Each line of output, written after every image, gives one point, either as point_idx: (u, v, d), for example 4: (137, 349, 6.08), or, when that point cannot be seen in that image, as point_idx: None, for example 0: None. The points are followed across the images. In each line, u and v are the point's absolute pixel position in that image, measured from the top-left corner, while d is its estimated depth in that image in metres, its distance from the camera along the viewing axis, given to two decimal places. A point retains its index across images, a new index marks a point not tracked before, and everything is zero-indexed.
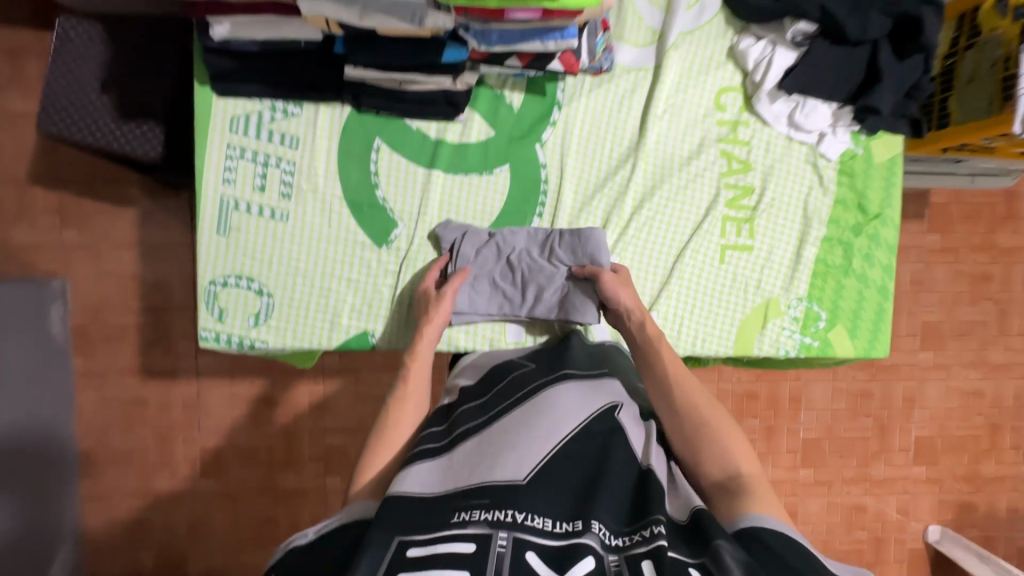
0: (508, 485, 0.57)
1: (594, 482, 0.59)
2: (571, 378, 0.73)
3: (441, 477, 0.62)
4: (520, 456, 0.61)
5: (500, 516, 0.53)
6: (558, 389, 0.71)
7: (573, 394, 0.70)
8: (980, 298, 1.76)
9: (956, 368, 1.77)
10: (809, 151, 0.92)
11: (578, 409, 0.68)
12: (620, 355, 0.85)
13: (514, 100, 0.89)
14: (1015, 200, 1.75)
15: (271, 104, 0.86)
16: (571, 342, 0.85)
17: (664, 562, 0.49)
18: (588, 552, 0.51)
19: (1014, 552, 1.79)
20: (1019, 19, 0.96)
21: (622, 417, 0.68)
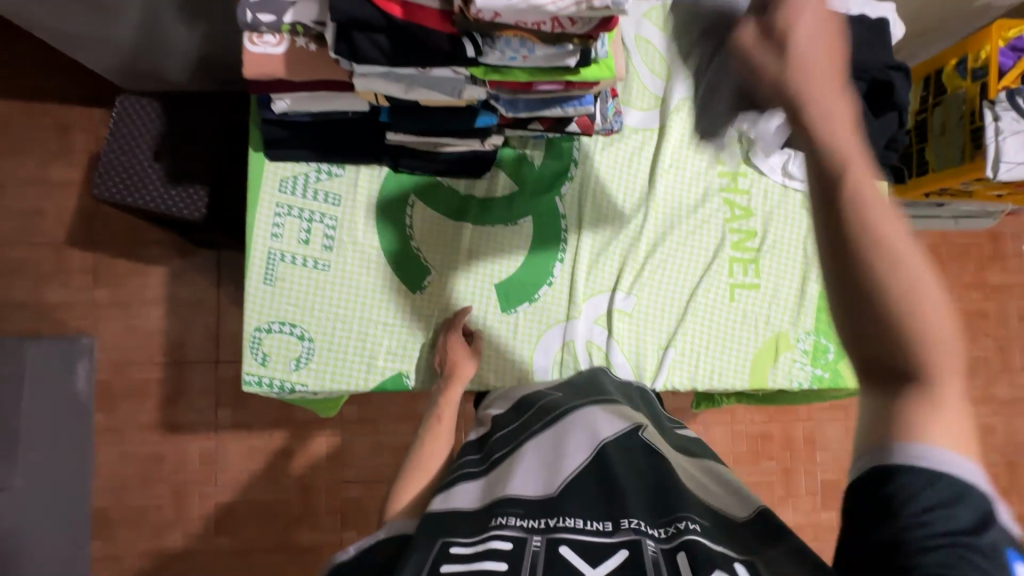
0: (543, 500, 0.62)
1: (622, 489, 0.62)
2: (602, 403, 0.77)
3: (480, 494, 0.66)
4: (557, 472, 0.65)
5: (534, 523, 0.58)
6: (589, 408, 0.75)
7: (606, 414, 0.73)
8: (980, 334, 1.82)
9: None
10: (804, 198, 1.01)
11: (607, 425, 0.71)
12: (645, 394, 0.89)
13: (535, 158, 0.99)
14: (999, 240, 1.84)
15: (317, 167, 0.96)
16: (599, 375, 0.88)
17: (696, 554, 0.52)
18: (623, 545, 0.54)
19: None
20: (978, 80, 1.09)
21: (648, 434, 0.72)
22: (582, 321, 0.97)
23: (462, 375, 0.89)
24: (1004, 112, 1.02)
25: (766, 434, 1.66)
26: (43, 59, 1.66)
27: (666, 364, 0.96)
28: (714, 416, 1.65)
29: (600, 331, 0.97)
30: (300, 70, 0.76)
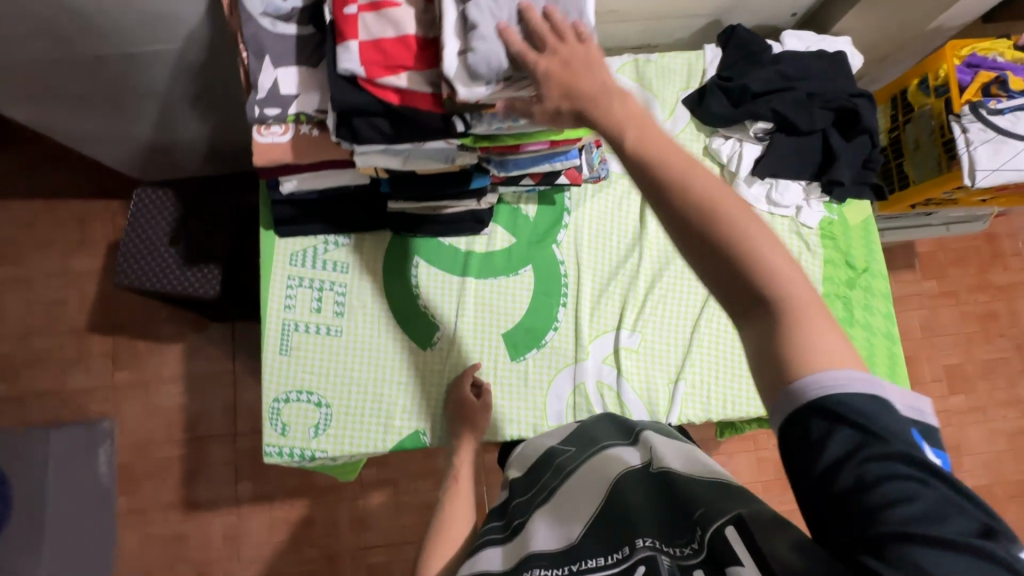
0: (564, 549, 0.62)
1: (631, 515, 0.62)
2: (614, 445, 0.80)
3: (508, 556, 0.66)
4: (573, 520, 0.67)
5: (558, 571, 0.58)
6: (602, 455, 0.77)
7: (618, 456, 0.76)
8: (993, 337, 1.81)
9: (992, 409, 1.77)
10: (791, 223, 1.05)
11: (620, 464, 0.73)
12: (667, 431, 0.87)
13: (529, 211, 1.04)
14: (997, 240, 1.85)
15: (325, 239, 1.02)
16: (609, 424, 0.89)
17: (715, 551, 0.51)
18: (641, 563, 0.54)
19: None
20: (941, 96, 1.14)
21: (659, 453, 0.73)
22: (591, 362, 0.99)
23: (484, 427, 0.92)
24: (969, 124, 1.06)
25: None
26: (64, 159, 1.78)
27: (678, 398, 0.97)
28: (739, 444, 1.62)
29: (609, 371, 0.99)
30: (304, 155, 0.82)
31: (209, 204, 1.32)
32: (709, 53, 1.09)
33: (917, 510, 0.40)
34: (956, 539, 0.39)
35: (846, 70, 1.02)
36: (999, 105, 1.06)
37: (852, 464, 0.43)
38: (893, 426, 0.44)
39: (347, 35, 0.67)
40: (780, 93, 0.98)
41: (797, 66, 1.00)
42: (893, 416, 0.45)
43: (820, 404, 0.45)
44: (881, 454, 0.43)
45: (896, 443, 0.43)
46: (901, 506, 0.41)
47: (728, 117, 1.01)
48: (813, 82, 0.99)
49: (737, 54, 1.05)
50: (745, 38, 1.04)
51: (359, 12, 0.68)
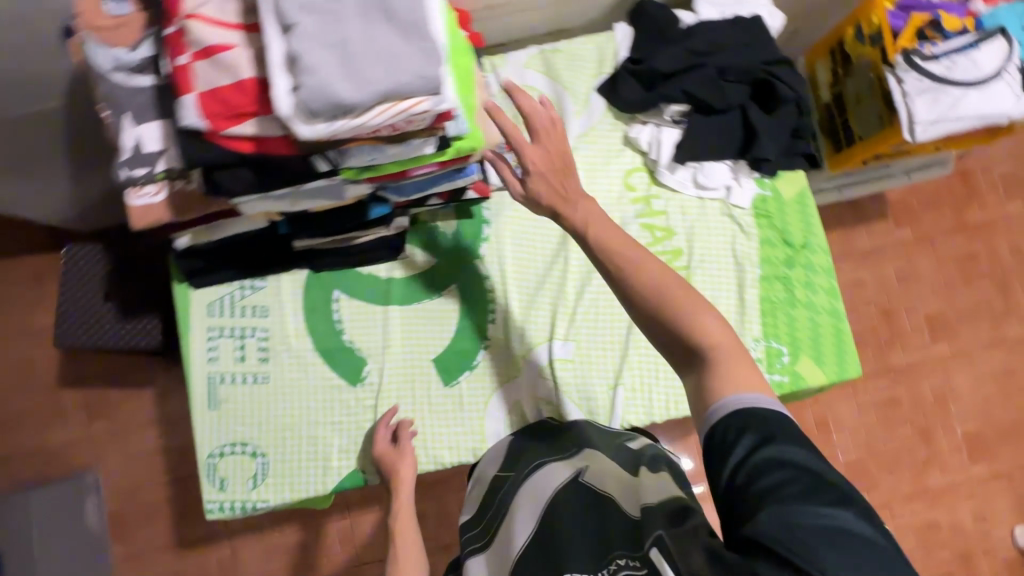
0: None
1: (568, 544, 0.67)
2: (554, 457, 0.84)
3: None
4: (512, 542, 0.74)
5: None
6: (530, 482, 0.81)
7: (542, 480, 0.80)
8: (974, 278, 1.75)
9: (978, 353, 1.72)
10: (722, 205, 1.00)
11: (544, 492, 0.78)
12: (592, 429, 0.88)
13: (448, 227, 1.00)
14: (971, 177, 1.77)
15: (240, 284, 0.98)
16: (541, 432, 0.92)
17: None
18: None
19: None
20: (875, 45, 1.07)
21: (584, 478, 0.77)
22: (525, 378, 0.96)
23: (406, 475, 0.88)
24: (904, 73, 0.98)
25: None
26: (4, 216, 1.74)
27: (618, 404, 0.94)
28: None
29: (546, 385, 0.96)
30: (182, 209, 0.77)
31: (144, 253, 1.29)
32: (619, 32, 1.02)
33: (800, 491, 0.49)
34: (830, 517, 0.47)
35: (762, 36, 0.95)
36: (933, 50, 0.98)
37: (751, 458, 0.53)
38: (793, 436, 0.54)
39: (182, 91, 0.62)
40: (690, 70, 0.92)
41: (707, 38, 0.93)
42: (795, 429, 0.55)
43: (732, 414, 0.57)
44: (776, 451, 0.53)
45: (792, 444, 0.53)
46: (787, 489, 0.49)
47: (639, 103, 0.95)
48: (723, 54, 0.93)
49: (645, 32, 0.98)
50: (651, 13, 0.97)
51: (192, 61, 0.62)
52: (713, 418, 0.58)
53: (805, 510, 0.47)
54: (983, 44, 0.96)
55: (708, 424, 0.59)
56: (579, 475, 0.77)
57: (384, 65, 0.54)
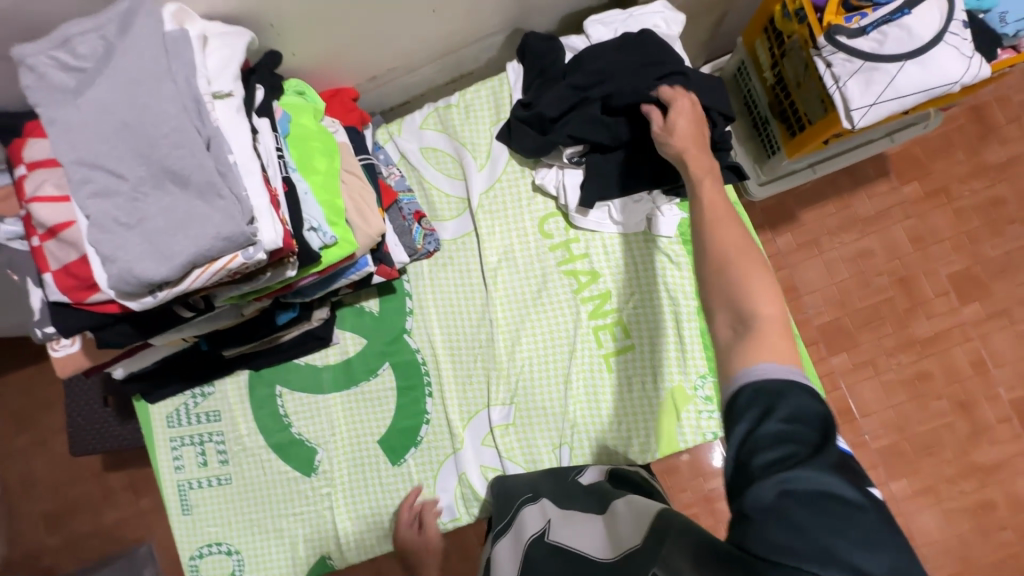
0: None
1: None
2: (524, 505, 0.79)
3: None
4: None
5: None
6: (501, 547, 0.74)
7: (509, 546, 0.73)
8: (1002, 227, 1.55)
9: (1017, 309, 1.54)
10: (647, 237, 0.93)
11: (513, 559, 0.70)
12: (544, 480, 0.84)
13: (373, 307, 1.00)
14: (984, 113, 1.56)
15: (192, 393, 1.02)
16: (503, 488, 0.87)
17: None
18: None
19: None
20: (803, 22, 0.94)
21: (553, 537, 0.69)
22: (469, 449, 0.95)
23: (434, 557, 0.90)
24: (831, 56, 0.87)
25: None
26: None
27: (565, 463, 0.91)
28: None
29: (490, 453, 0.95)
30: (103, 354, 0.82)
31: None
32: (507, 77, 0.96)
33: (798, 462, 0.43)
34: (827, 484, 0.41)
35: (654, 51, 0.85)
36: (861, 22, 0.86)
37: (753, 433, 0.46)
38: (804, 400, 0.47)
39: (42, 270, 0.65)
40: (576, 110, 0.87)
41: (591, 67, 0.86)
42: (806, 392, 0.47)
43: (740, 389, 0.50)
44: (777, 420, 0.46)
45: (794, 411, 0.46)
46: (782, 459, 0.43)
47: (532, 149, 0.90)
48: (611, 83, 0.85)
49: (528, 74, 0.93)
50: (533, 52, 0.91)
51: (43, 241, 0.64)
52: (722, 395, 0.52)
53: (799, 484, 0.41)
54: (916, 8, 0.84)
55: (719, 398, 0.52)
56: (543, 535, 0.70)
57: (183, 234, 0.54)
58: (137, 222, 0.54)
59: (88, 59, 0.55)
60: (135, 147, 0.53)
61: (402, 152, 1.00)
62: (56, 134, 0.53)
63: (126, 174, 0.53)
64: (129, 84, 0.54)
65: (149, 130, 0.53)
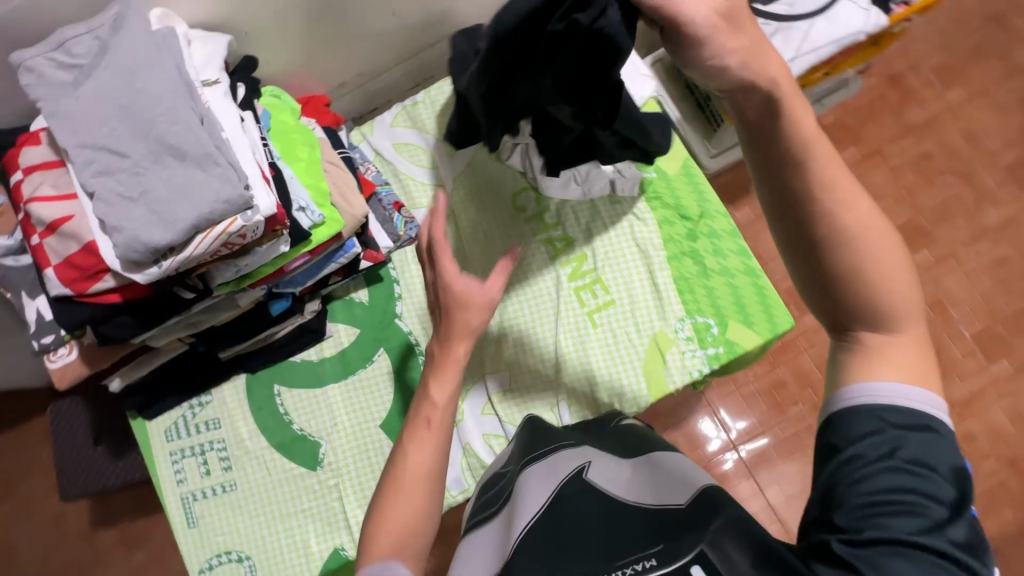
0: None
1: (578, 540, 0.56)
2: (561, 446, 0.75)
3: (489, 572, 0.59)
4: (515, 520, 0.61)
5: None
6: (525, 474, 0.69)
7: (538, 474, 0.68)
8: (934, 178, 1.69)
9: (961, 251, 1.66)
10: (611, 199, 1.00)
11: (547, 483, 0.65)
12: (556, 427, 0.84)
13: (362, 297, 1.03)
14: (902, 80, 1.73)
15: (189, 404, 1.02)
16: (538, 429, 0.83)
17: None
18: None
19: None
20: None
21: (592, 475, 0.65)
22: (470, 420, 0.98)
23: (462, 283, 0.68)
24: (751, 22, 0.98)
25: (778, 381, 1.57)
26: None
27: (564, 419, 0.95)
28: (714, 393, 1.57)
29: (491, 421, 0.97)
30: (101, 359, 0.83)
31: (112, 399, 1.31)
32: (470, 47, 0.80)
33: (920, 525, 0.43)
34: (941, 552, 0.42)
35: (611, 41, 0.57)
36: None
37: (872, 464, 0.46)
38: (936, 449, 0.46)
39: (44, 265, 0.67)
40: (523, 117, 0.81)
41: (512, 77, 0.66)
42: (941, 441, 0.47)
43: (861, 409, 0.49)
44: (901, 465, 0.46)
45: (920, 458, 0.46)
46: (898, 510, 0.44)
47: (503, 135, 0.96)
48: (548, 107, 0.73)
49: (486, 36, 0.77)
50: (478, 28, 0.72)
51: (43, 238, 0.68)
52: (838, 401, 0.51)
53: (909, 543, 0.42)
54: None
55: (829, 410, 0.51)
56: (582, 469, 0.65)
57: (183, 201, 0.58)
58: (140, 196, 0.58)
59: (84, 57, 0.61)
60: (135, 127, 0.58)
61: (376, 150, 1.06)
62: (60, 123, 0.58)
63: (128, 152, 0.58)
64: (126, 74, 0.59)
65: (147, 110, 0.58)
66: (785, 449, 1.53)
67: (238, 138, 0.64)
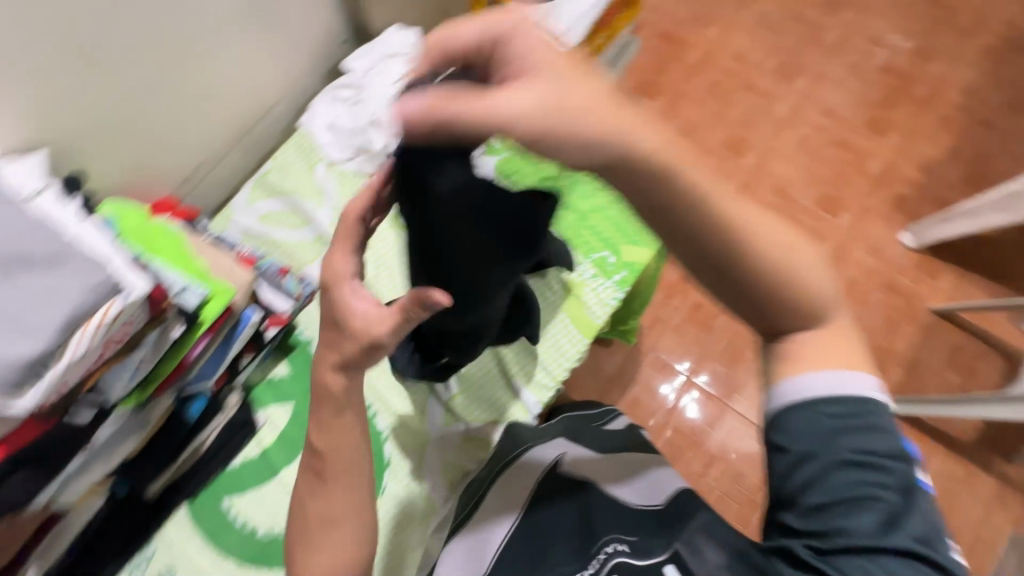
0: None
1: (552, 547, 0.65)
2: (536, 444, 0.81)
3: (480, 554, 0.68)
4: (506, 518, 0.71)
5: None
6: (502, 479, 0.77)
7: (518, 474, 0.76)
8: (730, 95, 1.88)
9: (777, 141, 1.82)
10: None
11: (528, 481, 0.75)
12: (522, 425, 0.88)
13: (281, 370, 0.99)
14: (673, 30, 1.94)
15: (131, 566, 0.88)
16: (514, 434, 0.87)
17: None
18: None
19: (969, 189, 1.74)
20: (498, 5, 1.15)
21: (566, 468, 0.75)
22: (436, 438, 0.96)
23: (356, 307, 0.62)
24: None
25: (694, 305, 1.71)
26: None
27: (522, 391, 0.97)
28: (647, 336, 1.68)
29: (457, 429, 0.96)
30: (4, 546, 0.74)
31: None
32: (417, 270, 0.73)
33: (875, 517, 0.50)
34: (901, 549, 0.49)
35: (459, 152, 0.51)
36: None
37: (819, 466, 0.52)
38: (877, 441, 0.52)
39: None
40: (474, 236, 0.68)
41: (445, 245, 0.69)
42: (880, 434, 0.52)
43: (800, 410, 0.54)
44: (851, 460, 0.52)
45: (864, 451, 0.52)
46: (855, 507, 0.51)
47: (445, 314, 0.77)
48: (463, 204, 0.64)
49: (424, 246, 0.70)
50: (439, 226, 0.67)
51: None
52: (780, 402, 0.56)
53: (864, 538, 0.49)
54: None
55: (774, 408, 0.57)
56: (558, 463, 0.76)
57: (48, 303, 0.56)
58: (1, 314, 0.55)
59: None
60: None
61: (243, 229, 1.06)
62: None
63: None
64: None
65: None
66: (725, 358, 1.65)
67: (92, 233, 0.65)
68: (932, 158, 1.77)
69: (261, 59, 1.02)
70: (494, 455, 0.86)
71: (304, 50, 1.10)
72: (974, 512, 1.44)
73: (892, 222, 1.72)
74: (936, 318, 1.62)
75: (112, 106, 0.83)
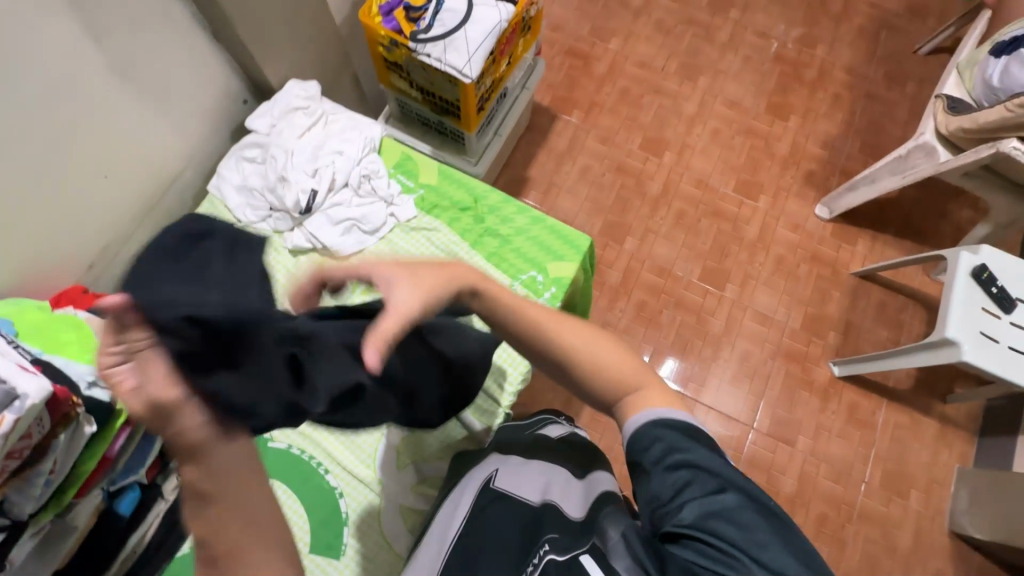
0: None
1: (483, 549, 0.64)
2: (474, 466, 0.82)
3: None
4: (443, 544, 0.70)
5: None
6: (445, 508, 0.77)
7: (457, 496, 0.77)
8: (640, 101, 1.96)
9: (689, 138, 1.92)
10: (401, 227, 1.09)
11: (462, 502, 0.74)
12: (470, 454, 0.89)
13: None
14: (577, 48, 2.02)
15: None
16: (459, 465, 0.87)
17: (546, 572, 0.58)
18: None
19: (866, 158, 1.88)
20: (398, 45, 1.18)
21: (499, 484, 0.73)
22: (390, 483, 0.95)
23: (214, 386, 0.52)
24: (425, 52, 1.15)
25: (640, 303, 1.73)
26: None
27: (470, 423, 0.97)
28: None
29: (410, 471, 0.95)
30: None
31: None
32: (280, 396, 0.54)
33: (703, 488, 0.57)
34: (728, 507, 0.55)
35: (227, 230, 0.53)
36: (425, 24, 1.16)
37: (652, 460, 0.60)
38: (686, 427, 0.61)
39: None
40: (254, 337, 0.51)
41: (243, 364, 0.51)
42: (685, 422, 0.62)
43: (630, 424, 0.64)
44: (671, 446, 0.60)
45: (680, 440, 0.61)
46: (686, 482, 0.58)
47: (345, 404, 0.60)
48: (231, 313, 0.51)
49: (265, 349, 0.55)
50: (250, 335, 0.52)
51: None
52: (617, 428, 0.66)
53: (696, 503, 0.56)
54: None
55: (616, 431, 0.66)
56: (489, 481, 0.74)
57: None
58: None
59: None
60: None
61: None
62: None
63: None
64: None
65: None
66: (677, 351, 1.68)
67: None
68: (830, 135, 1.91)
69: (158, 131, 1.01)
70: (441, 491, 0.85)
71: (204, 113, 1.09)
72: (922, 457, 1.54)
73: (806, 198, 1.84)
74: (858, 281, 1.74)
75: (6, 204, 0.80)
